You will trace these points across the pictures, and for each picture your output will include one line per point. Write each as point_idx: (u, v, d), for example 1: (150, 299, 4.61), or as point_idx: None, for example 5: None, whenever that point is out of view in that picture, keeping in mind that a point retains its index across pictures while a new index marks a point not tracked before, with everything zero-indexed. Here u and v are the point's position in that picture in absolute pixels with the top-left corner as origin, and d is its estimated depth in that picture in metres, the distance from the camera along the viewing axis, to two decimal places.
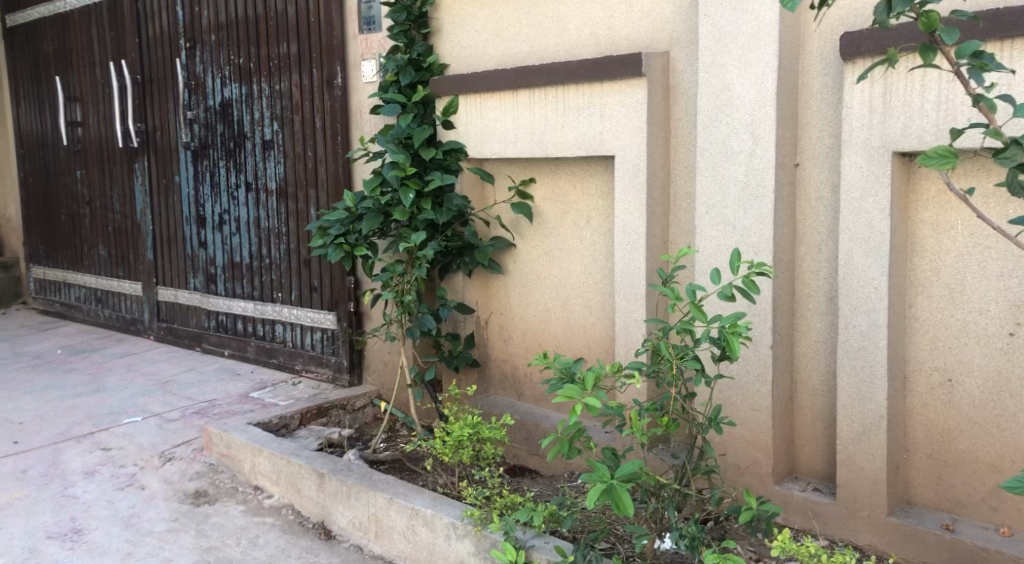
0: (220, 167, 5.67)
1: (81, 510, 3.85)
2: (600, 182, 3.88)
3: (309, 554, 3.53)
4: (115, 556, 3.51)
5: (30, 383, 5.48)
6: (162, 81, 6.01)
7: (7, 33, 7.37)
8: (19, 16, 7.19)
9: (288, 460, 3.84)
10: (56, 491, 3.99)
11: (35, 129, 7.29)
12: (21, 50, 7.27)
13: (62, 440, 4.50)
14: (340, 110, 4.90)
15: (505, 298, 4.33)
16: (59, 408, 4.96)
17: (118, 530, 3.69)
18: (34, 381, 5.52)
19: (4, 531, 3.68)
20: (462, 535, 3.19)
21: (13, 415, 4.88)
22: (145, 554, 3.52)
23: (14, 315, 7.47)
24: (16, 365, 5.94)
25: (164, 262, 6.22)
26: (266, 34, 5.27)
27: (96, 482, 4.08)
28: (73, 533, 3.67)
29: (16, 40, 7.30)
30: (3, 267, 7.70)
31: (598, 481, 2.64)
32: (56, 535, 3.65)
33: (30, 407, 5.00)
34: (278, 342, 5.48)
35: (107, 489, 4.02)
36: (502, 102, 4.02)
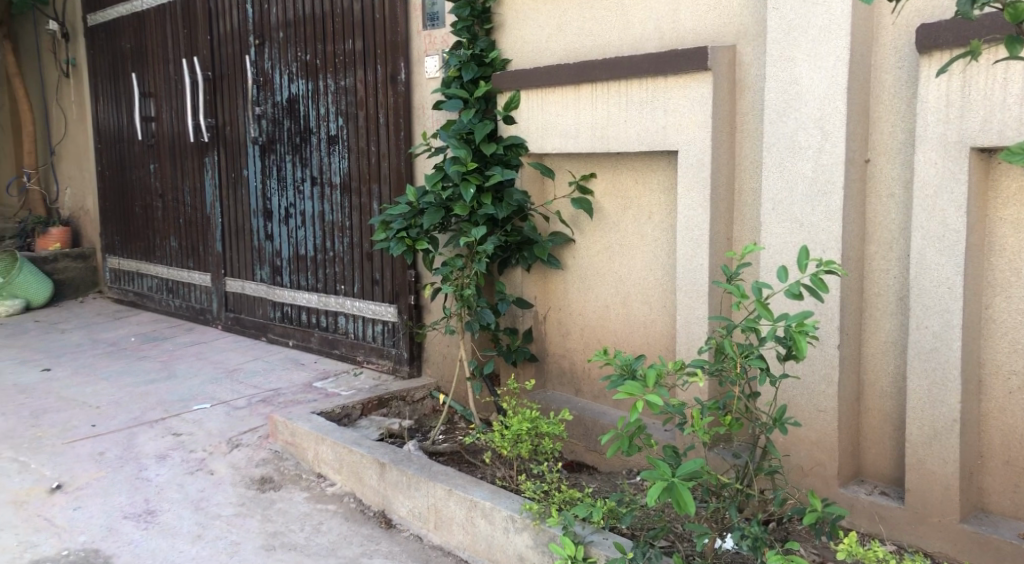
0: (287, 162, 5.75)
1: (153, 492, 3.95)
2: (662, 177, 3.85)
3: (370, 542, 3.57)
4: (186, 538, 3.59)
5: (105, 369, 5.64)
6: (232, 77, 6.12)
7: (87, 30, 7.59)
8: (98, 15, 7.40)
9: (350, 449, 3.89)
10: (130, 474, 4.10)
11: (112, 125, 7.49)
12: (100, 48, 7.47)
13: (136, 424, 4.62)
14: (403, 105, 4.94)
15: (564, 294, 4.32)
16: (133, 394, 5.10)
17: (189, 513, 3.78)
18: (108, 367, 5.67)
19: (82, 511, 3.80)
20: (520, 528, 3.20)
21: (90, 399, 5.03)
22: (214, 537, 3.60)
23: (91, 303, 7.69)
24: (92, 351, 6.12)
25: (232, 253, 6.34)
26: (332, 31, 5.33)
27: (167, 465, 4.18)
28: (146, 514, 3.77)
29: (95, 38, 7.51)
30: (82, 256, 7.96)
31: (659, 479, 2.63)
32: (131, 516, 3.75)
33: (106, 392, 5.14)
34: (340, 334, 5.54)
35: (177, 472, 4.11)
36: (564, 97, 4.01)
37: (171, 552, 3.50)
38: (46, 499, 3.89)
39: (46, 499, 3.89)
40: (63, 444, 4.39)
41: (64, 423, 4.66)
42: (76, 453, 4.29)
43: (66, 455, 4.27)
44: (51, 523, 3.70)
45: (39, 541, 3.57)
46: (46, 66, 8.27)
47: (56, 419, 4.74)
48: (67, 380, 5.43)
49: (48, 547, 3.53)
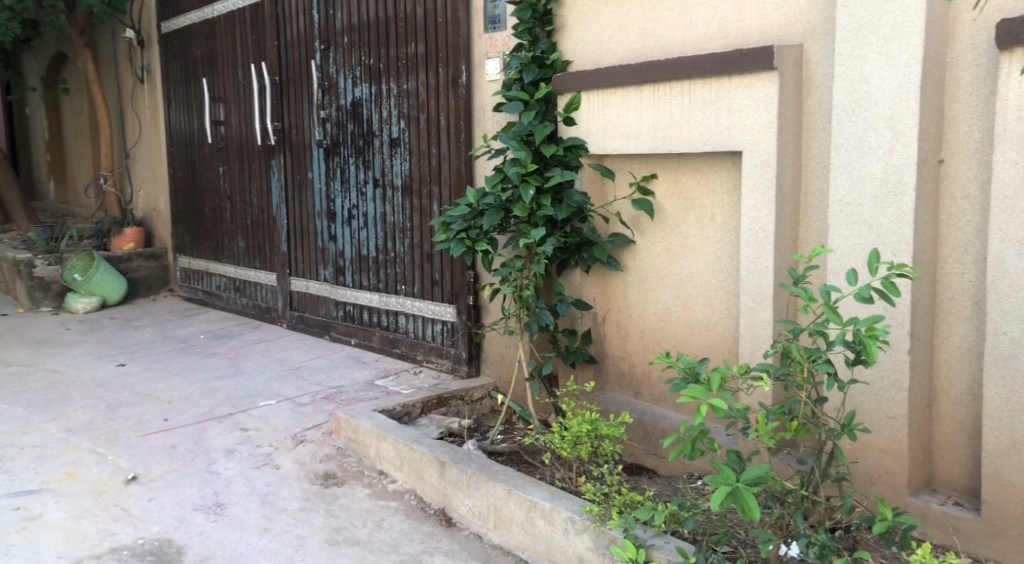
0: (350, 164, 5.82)
1: (223, 485, 4.02)
2: (726, 178, 3.80)
3: (431, 539, 3.59)
4: (254, 531, 3.65)
5: (176, 365, 5.76)
6: (298, 82, 6.21)
7: (160, 37, 7.78)
8: (171, 22, 7.58)
9: (410, 447, 3.91)
10: (201, 467, 4.18)
11: (183, 129, 7.66)
12: (173, 54, 7.65)
13: (205, 419, 4.71)
14: (464, 108, 4.96)
15: (624, 295, 4.29)
16: (203, 389, 5.20)
17: (256, 506, 3.84)
18: (179, 363, 5.80)
19: (155, 501, 3.88)
20: (580, 530, 3.19)
21: (162, 394, 5.14)
22: (280, 530, 3.65)
23: (162, 301, 7.88)
24: (163, 348, 6.26)
25: (297, 254, 6.43)
26: (395, 36, 5.38)
27: (236, 459, 4.25)
28: (216, 507, 3.84)
29: (168, 44, 7.69)
30: (154, 256, 8.16)
31: (723, 483, 2.60)
32: (201, 508, 3.83)
33: (177, 387, 5.26)
34: (401, 333, 5.58)
35: (245, 466, 4.18)
36: (625, 98, 3.98)
37: (239, 545, 3.56)
38: (122, 489, 3.98)
39: (122, 489, 3.98)
40: (137, 437, 4.50)
41: (138, 417, 4.77)
42: (150, 445, 4.39)
43: (140, 447, 4.38)
44: (127, 512, 3.79)
45: (116, 530, 3.66)
46: (122, 72, 8.49)
47: (130, 412, 4.86)
48: (140, 375, 5.56)
49: (125, 536, 3.62)
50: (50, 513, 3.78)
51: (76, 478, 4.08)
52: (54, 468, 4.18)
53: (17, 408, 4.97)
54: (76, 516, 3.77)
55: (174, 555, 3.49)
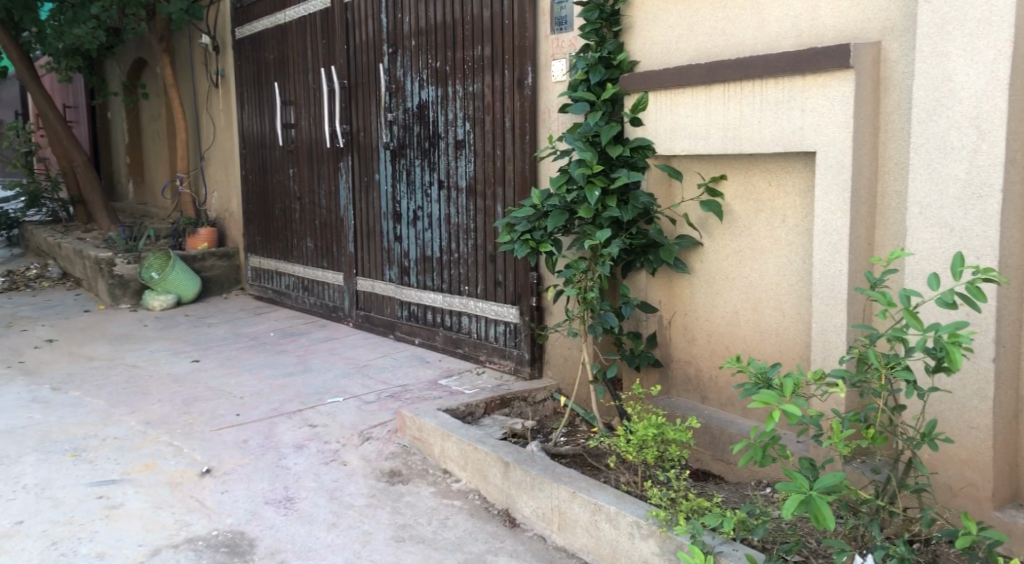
0: (416, 166, 5.85)
1: (292, 480, 4.06)
2: (798, 179, 3.72)
3: (496, 540, 3.58)
4: (322, 525, 3.69)
5: (247, 362, 5.86)
6: (366, 85, 6.27)
7: (235, 42, 7.93)
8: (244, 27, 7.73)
9: (474, 447, 3.91)
10: (271, 462, 4.23)
11: (255, 131, 7.79)
12: (246, 59, 7.79)
13: (275, 415, 4.77)
14: (530, 109, 4.96)
15: (691, 298, 4.23)
16: (273, 386, 5.28)
17: (324, 502, 3.88)
18: (250, 360, 5.89)
19: (229, 494, 3.94)
20: (646, 534, 3.15)
21: (234, 389, 5.23)
22: (348, 526, 3.68)
23: (234, 300, 8.03)
24: (235, 345, 6.38)
25: (363, 254, 6.49)
26: (461, 38, 5.40)
27: (305, 455, 4.30)
28: (287, 501, 3.88)
29: (242, 49, 7.83)
30: (227, 256, 8.32)
31: (796, 492, 2.55)
32: (272, 502, 3.88)
33: (248, 383, 5.35)
34: (464, 333, 5.59)
35: (314, 462, 4.22)
36: (694, 98, 3.92)
37: (308, 539, 3.59)
38: (197, 482, 4.05)
39: (197, 481, 4.05)
40: (211, 431, 4.58)
41: (211, 411, 4.86)
42: (223, 439, 4.47)
43: (214, 441, 4.45)
44: (202, 504, 3.86)
45: (191, 521, 3.73)
46: (198, 77, 8.68)
47: (204, 407, 4.95)
48: (213, 371, 5.66)
49: (200, 527, 3.68)
50: (129, 503, 3.86)
51: (153, 470, 4.17)
52: (134, 459, 4.28)
53: (98, 400, 5.10)
54: (154, 506, 3.85)
55: (246, 547, 3.54)
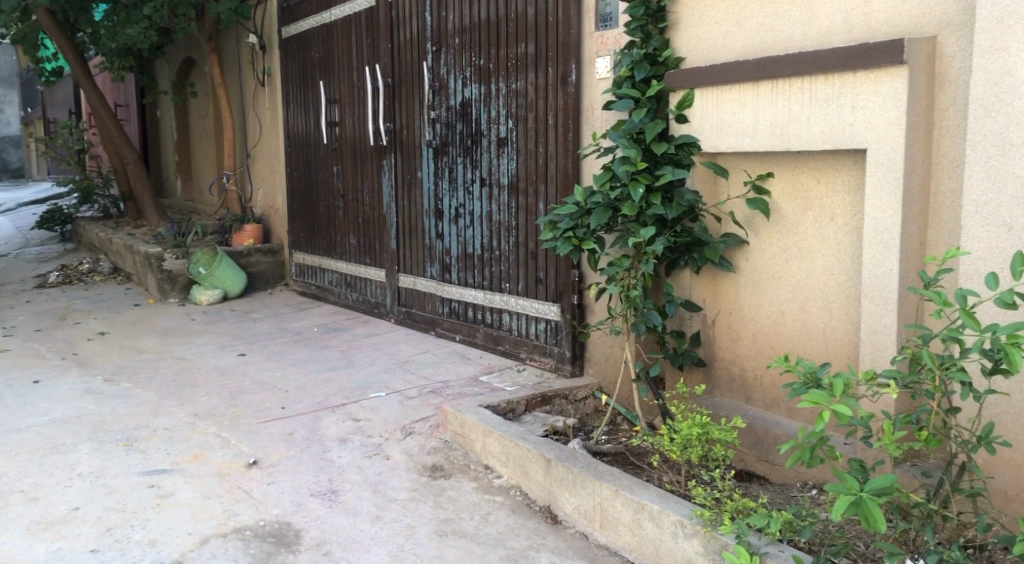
0: (458, 164, 5.85)
1: (337, 473, 4.09)
2: (848, 177, 3.66)
3: (537, 536, 3.57)
4: (366, 518, 3.71)
5: (292, 356, 5.91)
6: (410, 83, 6.29)
7: (281, 41, 8.00)
8: (290, 26, 7.80)
9: (516, 443, 3.91)
10: (316, 454, 4.27)
11: (300, 129, 7.86)
12: (292, 57, 7.86)
13: (319, 408, 4.81)
14: (573, 107, 4.94)
15: (736, 297, 4.18)
16: (317, 380, 5.32)
17: (368, 495, 3.90)
18: (295, 355, 5.95)
19: (275, 486, 3.98)
20: (690, 534, 3.13)
21: (279, 383, 5.28)
22: (391, 519, 3.70)
23: (278, 295, 8.10)
24: (279, 339, 6.44)
25: (405, 250, 6.51)
26: (506, 36, 5.39)
27: (349, 448, 4.32)
28: (331, 493, 3.91)
29: (288, 48, 7.89)
30: (272, 251, 8.40)
31: (846, 493, 2.52)
32: (317, 494, 3.91)
33: (293, 377, 5.40)
34: (505, 330, 5.59)
35: (357, 455, 4.25)
36: (741, 95, 3.88)
37: (352, 531, 3.62)
38: (244, 473, 4.09)
39: (244, 472, 4.10)
40: (257, 424, 4.63)
41: (257, 404, 4.91)
42: (269, 432, 4.51)
43: (260, 433, 4.50)
44: (249, 495, 3.90)
45: (239, 511, 3.77)
46: (245, 75, 8.77)
47: (250, 399, 5.00)
48: (259, 364, 5.72)
49: (247, 517, 3.72)
50: (179, 492, 3.92)
51: (202, 460, 4.22)
52: (182, 449, 4.34)
53: (148, 392, 5.18)
54: (203, 495, 3.90)
55: (293, 537, 3.57)
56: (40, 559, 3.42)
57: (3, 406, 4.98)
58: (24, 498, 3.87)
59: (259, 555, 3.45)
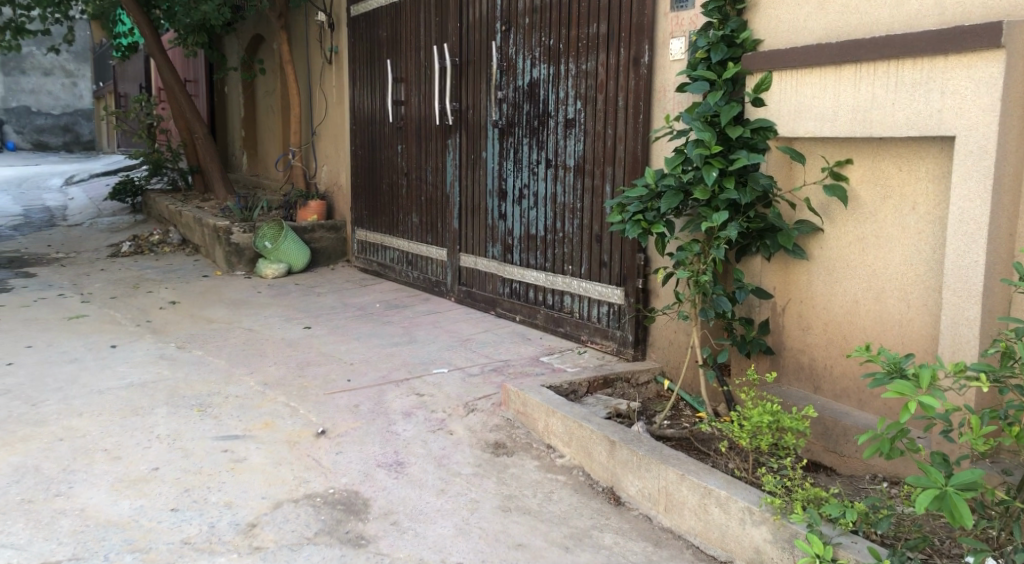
0: (524, 144, 5.82)
1: (402, 445, 4.12)
2: (932, 165, 3.56)
3: (600, 516, 3.57)
4: (432, 491, 3.74)
5: (356, 331, 5.97)
6: (478, 63, 6.27)
7: (350, 19, 8.04)
8: (360, 5, 7.83)
9: (580, 424, 3.89)
10: (382, 427, 4.30)
11: (366, 108, 7.90)
12: (361, 36, 7.90)
13: (383, 382, 4.85)
14: (645, 89, 4.88)
15: (807, 285, 4.07)
16: (381, 354, 5.37)
17: (433, 468, 3.92)
18: (359, 329, 6.00)
19: (343, 455, 4.02)
20: (758, 521, 3.12)
21: (345, 356, 5.35)
22: (456, 493, 3.72)
23: (341, 271, 8.18)
24: (343, 314, 6.51)
25: (467, 230, 6.51)
26: (577, 15, 5.34)
27: (413, 422, 4.35)
28: (397, 464, 3.95)
29: (357, 27, 7.94)
30: (335, 228, 8.47)
31: (932, 486, 2.54)
32: (384, 465, 3.95)
33: (357, 351, 5.45)
34: (566, 312, 5.56)
35: (421, 430, 4.28)
36: (822, 78, 3.77)
37: (419, 502, 3.65)
38: (314, 441, 4.15)
39: (313, 441, 4.15)
40: (325, 395, 4.68)
41: (324, 376, 4.97)
42: (336, 403, 4.56)
43: (328, 404, 4.56)
44: (319, 463, 3.95)
45: (310, 478, 3.83)
46: (313, 53, 8.85)
47: (317, 371, 5.07)
48: (324, 338, 5.79)
49: (318, 484, 3.78)
50: (252, 457, 3.99)
51: (273, 428, 4.28)
52: (254, 417, 4.41)
53: (219, 360, 5.28)
54: (276, 461, 3.96)
55: (362, 506, 3.62)
56: (125, 515, 3.52)
57: (82, 369, 5.12)
58: (107, 456, 3.97)
59: (330, 521, 3.51)
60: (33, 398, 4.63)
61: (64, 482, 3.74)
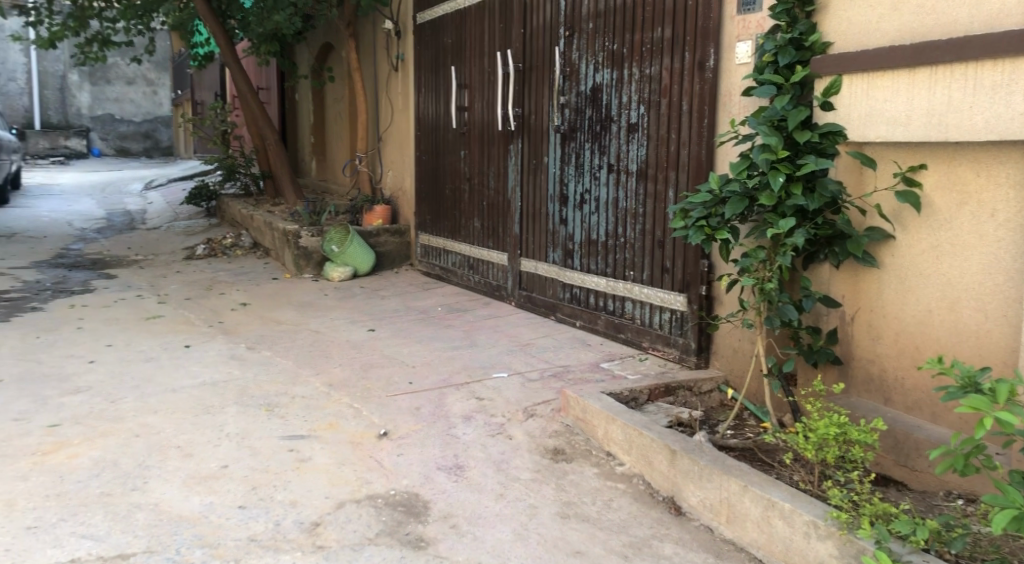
0: (586, 149, 5.78)
1: (462, 449, 4.11)
2: (1013, 170, 3.44)
3: (660, 526, 3.51)
4: (491, 495, 3.72)
5: (419, 334, 5.99)
6: (541, 69, 6.24)
7: (416, 27, 8.10)
8: (426, 12, 7.88)
9: (641, 432, 3.83)
10: (442, 430, 4.30)
11: (430, 114, 7.94)
12: (426, 43, 7.95)
13: (444, 386, 4.85)
14: (710, 93, 4.82)
15: (878, 294, 3.95)
16: (443, 358, 5.37)
17: (492, 472, 3.91)
18: (422, 333, 6.02)
19: (404, 457, 4.03)
20: (824, 536, 3.05)
21: (407, 358, 5.37)
22: (515, 498, 3.70)
23: (404, 275, 8.23)
24: (406, 317, 6.54)
25: (529, 235, 6.49)
26: (642, 20, 5.28)
27: (473, 425, 4.34)
28: (457, 468, 3.94)
29: (423, 34, 7.99)
30: (399, 232, 8.51)
31: (1009, 506, 2.47)
32: (444, 468, 3.94)
33: (420, 354, 5.47)
34: (627, 318, 5.50)
35: (481, 433, 4.26)
36: (895, 81, 3.66)
37: (478, 507, 3.63)
38: (376, 442, 4.17)
39: (376, 443, 4.16)
40: (387, 397, 4.70)
41: (387, 378, 4.99)
42: (398, 405, 4.58)
43: (390, 406, 4.57)
44: (380, 464, 3.96)
45: (372, 479, 3.84)
46: (380, 60, 8.93)
47: (381, 373, 5.09)
48: (387, 340, 5.82)
49: (379, 485, 3.79)
50: (317, 457, 4.01)
51: (336, 428, 4.32)
52: (319, 417, 4.45)
53: (286, 361, 5.34)
54: (339, 462, 3.98)
55: (422, 508, 3.61)
56: (196, 511, 3.57)
57: (158, 367, 5.23)
58: (180, 453, 4.04)
59: (391, 523, 3.51)
60: (111, 395, 4.74)
61: (139, 477, 3.82)
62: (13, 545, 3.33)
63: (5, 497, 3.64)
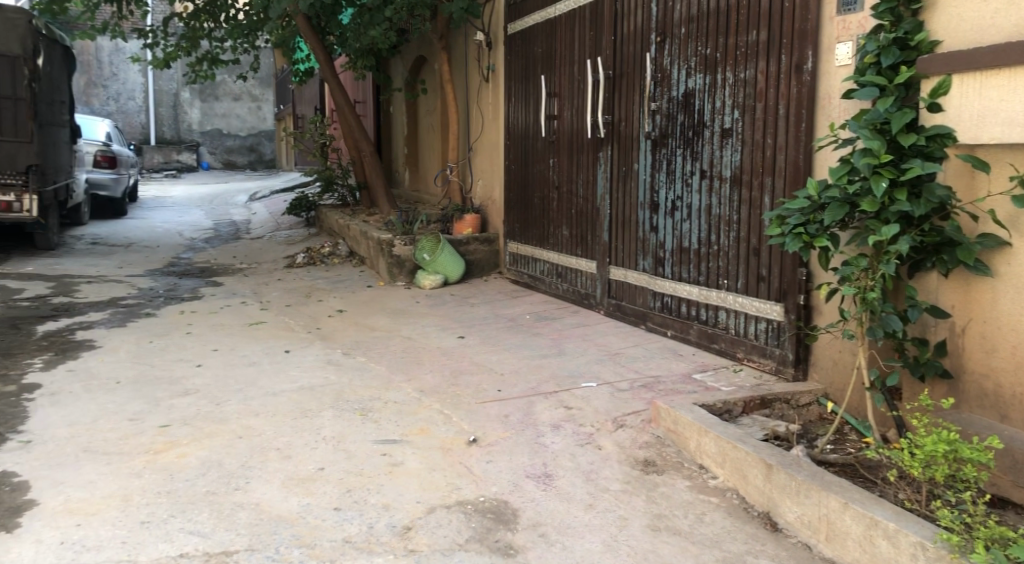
0: (677, 156, 5.65)
1: (551, 457, 4.05)
2: None
3: (755, 542, 3.38)
4: (580, 505, 3.64)
5: (508, 342, 5.95)
6: (632, 75, 6.14)
7: (507, 37, 8.10)
8: (517, 22, 7.87)
9: (735, 444, 3.69)
10: (530, 438, 4.24)
11: (520, 123, 7.92)
12: (516, 53, 7.94)
13: (533, 394, 4.79)
14: (808, 96, 4.66)
15: (992, 304, 3.73)
16: (531, 366, 5.31)
17: (581, 482, 3.83)
18: (512, 341, 5.97)
19: (494, 464, 3.98)
20: (933, 558, 2.90)
21: (496, 366, 5.33)
22: (605, 508, 3.61)
23: (493, 283, 8.22)
24: (495, 325, 6.51)
25: (618, 243, 6.38)
26: (736, 23, 5.15)
27: (561, 434, 4.27)
28: (546, 476, 3.87)
29: (513, 44, 7.98)
30: (488, 240, 8.51)
31: None
32: (533, 476, 3.88)
33: (509, 362, 5.42)
34: (720, 328, 5.35)
35: (570, 442, 4.19)
36: (1012, 78, 3.46)
37: (567, 516, 3.56)
38: (466, 449, 4.14)
39: (465, 449, 4.13)
40: (476, 403, 4.67)
41: (476, 385, 4.96)
42: (487, 412, 4.54)
43: (479, 413, 4.54)
44: (470, 470, 3.93)
45: (462, 485, 3.80)
46: (471, 71, 8.96)
47: (470, 380, 5.07)
48: (477, 348, 5.79)
49: (469, 491, 3.75)
50: (409, 462, 4.00)
51: (427, 434, 4.30)
52: (410, 423, 4.44)
53: (379, 367, 5.37)
54: (430, 467, 3.96)
55: (511, 516, 3.56)
56: (294, 511, 3.60)
57: (259, 372, 5.32)
58: (279, 455, 4.09)
59: (481, 529, 3.47)
60: (216, 398, 4.84)
61: (241, 477, 3.87)
62: (130, 538, 3.41)
63: (120, 493, 3.73)
